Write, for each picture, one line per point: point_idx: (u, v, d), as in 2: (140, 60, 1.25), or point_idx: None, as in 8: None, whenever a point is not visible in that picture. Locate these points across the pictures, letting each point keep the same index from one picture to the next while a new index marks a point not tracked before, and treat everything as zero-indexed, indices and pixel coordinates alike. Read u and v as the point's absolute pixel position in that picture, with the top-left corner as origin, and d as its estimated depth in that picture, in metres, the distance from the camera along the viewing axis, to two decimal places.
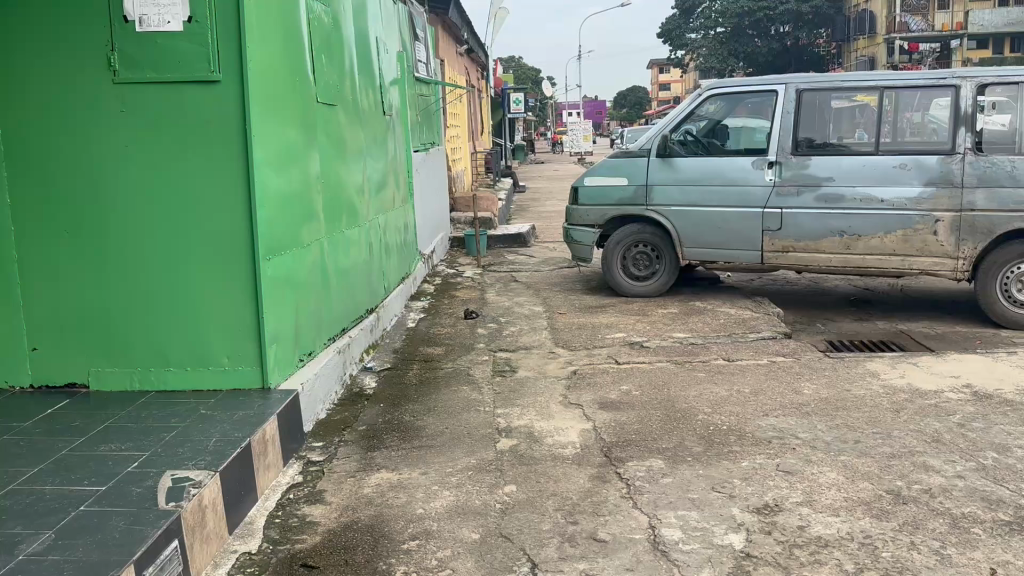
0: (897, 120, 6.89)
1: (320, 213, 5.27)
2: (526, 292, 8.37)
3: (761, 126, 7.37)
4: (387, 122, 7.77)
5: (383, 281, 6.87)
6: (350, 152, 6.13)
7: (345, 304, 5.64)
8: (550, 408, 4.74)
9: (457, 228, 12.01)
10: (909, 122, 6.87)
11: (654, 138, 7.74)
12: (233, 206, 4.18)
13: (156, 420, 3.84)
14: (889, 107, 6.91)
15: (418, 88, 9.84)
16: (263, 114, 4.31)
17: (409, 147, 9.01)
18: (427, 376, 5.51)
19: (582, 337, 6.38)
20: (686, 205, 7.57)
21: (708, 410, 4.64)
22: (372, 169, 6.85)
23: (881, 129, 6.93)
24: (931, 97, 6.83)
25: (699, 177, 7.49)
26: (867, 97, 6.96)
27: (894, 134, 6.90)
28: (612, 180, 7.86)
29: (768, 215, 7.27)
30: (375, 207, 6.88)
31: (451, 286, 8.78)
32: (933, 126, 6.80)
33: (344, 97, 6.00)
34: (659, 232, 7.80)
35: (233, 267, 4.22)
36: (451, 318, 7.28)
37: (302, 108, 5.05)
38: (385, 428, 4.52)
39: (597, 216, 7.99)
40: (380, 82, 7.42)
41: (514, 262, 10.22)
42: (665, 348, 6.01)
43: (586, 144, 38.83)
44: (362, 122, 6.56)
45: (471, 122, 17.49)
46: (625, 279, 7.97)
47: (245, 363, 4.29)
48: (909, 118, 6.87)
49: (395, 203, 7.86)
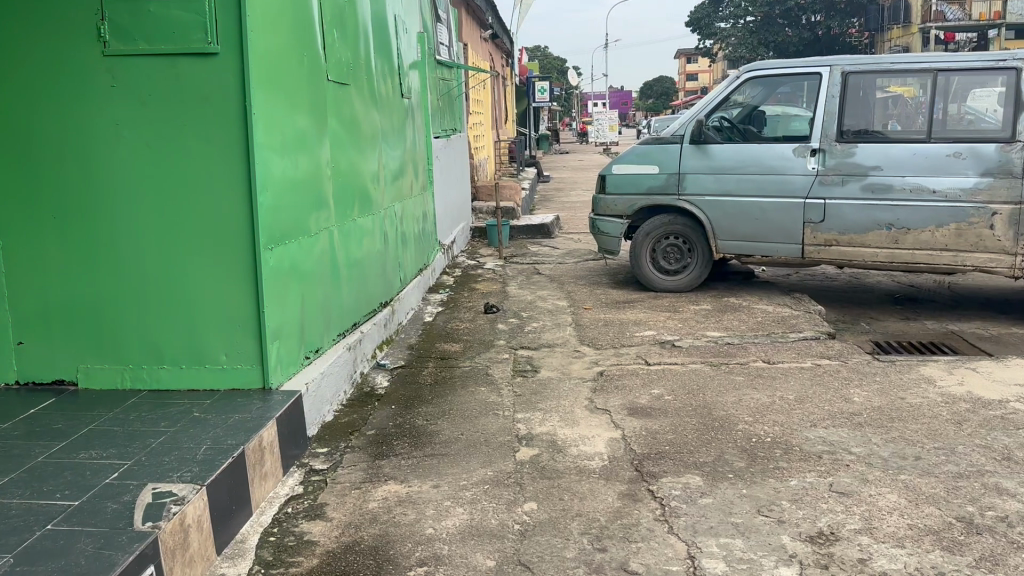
0: (936, 109, 6.43)
1: (331, 199, 4.92)
2: (550, 285, 7.98)
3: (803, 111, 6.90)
4: (406, 106, 7.40)
5: (399, 273, 6.51)
6: (366, 137, 5.77)
7: (357, 298, 5.27)
8: (575, 413, 4.36)
9: (478, 218, 11.65)
10: (946, 113, 6.41)
11: (687, 123, 7.29)
12: (232, 190, 3.83)
13: (144, 424, 3.50)
14: (926, 96, 6.47)
15: (440, 72, 9.45)
16: (266, 92, 3.95)
17: (429, 133, 8.62)
18: (443, 375, 5.15)
19: (610, 335, 5.98)
20: (722, 195, 7.11)
21: (749, 420, 4.23)
22: (389, 155, 6.49)
23: (915, 119, 6.50)
24: (976, 85, 6.35)
25: (736, 165, 7.03)
26: (904, 89, 6.55)
27: (928, 124, 6.46)
28: (642, 168, 7.42)
29: (810, 206, 6.81)
30: (392, 196, 6.52)
31: (472, 278, 8.41)
32: (971, 117, 6.36)
33: (359, 77, 5.63)
34: (691, 223, 7.36)
35: (232, 257, 3.87)
36: (471, 312, 6.91)
37: (312, 88, 4.69)
38: (395, 433, 4.16)
39: (626, 206, 7.55)
40: (399, 64, 7.05)
41: (537, 254, 9.82)
42: (699, 348, 5.60)
43: (612, 134, 38.28)
44: (379, 105, 6.20)
45: (494, 109, 17.07)
46: (655, 273, 7.54)
47: (244, 361, 3.94)
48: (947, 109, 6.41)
49: (413, 190, 7.49)
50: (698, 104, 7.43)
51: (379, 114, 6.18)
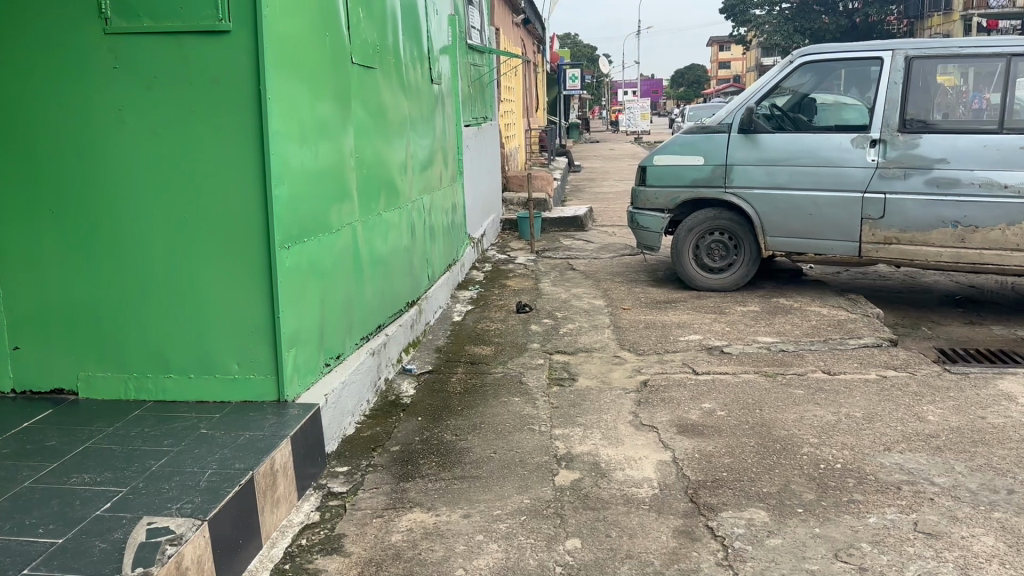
0: (977, 99, 6.03)
1: (354, 191, 4.55)
2: (585, 282, 7.57)
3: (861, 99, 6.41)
4: (436, 94, 7.02)
5: (426, 269, 6.13)
6: (393, 125, 5.40)
7: (382, 297, 4.92)
8: (618, 430, 3.97)
9: (509, 209, 11.26)
10: (989, 103, 5.98)
11: (735, 110, 6.81)
12: (244, 183, 3.47)
13: (146, 442, 3.17)
14: (967, 85, 6.10)
15: (471, 57, 9.05)
16: (283, 76, 3.58)
17: (460, 121, 8.23)
18: (473, 382, 4.77)
19: (652, 339, 5.56)
20: (772, 188, 6.64)
21: (815, 442, 3.83)
22: (417, 145, 6.11)
23: (955, 109, 6.10)
24: None
25: (788, 156, 6.55)
26: (945, 77, 6.16)
27: (969, 115, 6.05)
28: (686, 158, 6.96)
29: (869, 201, 6.32)
30: (420, 187, 6.14)
31: (503, 274, 8.03)
32: (1016, 107, 5.91)
33: (387, 62, 5.26)
34: (737, 218, 6.89)
35: (244, 256, 3.51)
36: (502, 311, 6.53)
37: (336, 72, 4.32)
38: (421, 450, 3.79)
39: (667, 199, 7.11)
40: (429, 49, 6.66)
41: (570, 248, 9.41)
42: (751, 357, 5.16)
43: (644, 123, 37.62)
44: (408, 92, 5.83)
45: (525, 97, 16.59)
46: (697, 270, 7.09)
47: (257, 371, 3.59)
48: (988, 99, 5.99)
49: (442, 182, 7.12)
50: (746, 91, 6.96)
51: (408, 101, 5.80)
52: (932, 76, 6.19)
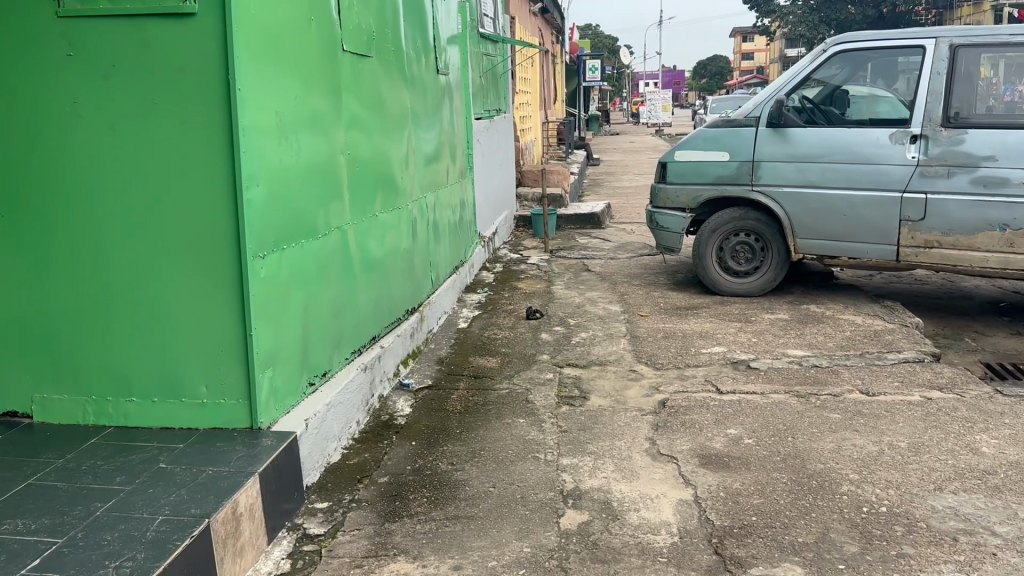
0: (1011, 92, 5.59)
1: (346, 192, 4.16)
2: (600, 285, 7.14)
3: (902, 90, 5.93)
4: (444, 86, 6.61)
5: (430, 273, 5.73)
6: (394, 119, 5.00)
7: (377, 306, 4.53)
8: (633, 461, 3.56)
9: (523, 205, 10.84)
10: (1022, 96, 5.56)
11: (764, 103, 6.34)
12: (212, 186, 3.08)
13: (96, 479, 2.80)
14: (998, 77, 5.64)
15: (483, 47, 8.62)
16: (259, 65, 3.19)
17: (470, 113, 7.81)
18: (475, 400, 4.37)
19: (671, 351, 5.13)
20: (803, 186, 6.17)
21: (855, 479, 3.40)
22: (421, 139, 5.71)
23: (987, 103, 5.64)
24: None
25: (821, 152, 6.08)
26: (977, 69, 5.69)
27: (1001, 108, 5.61)
28: (710, 153, 6.49)
29: (909, 202, 5.83)
30: (423, 185, 5.74)
31: (514, 275, 7.62)
32: None
33: (387, 52, 4.85)
34: (765, 218, 6.41)
35: (213, 268, 3.14)
36: (511, 317, 6.12)
37: (326, 61, 3.92)
38: (412, 482, 3.39)
39: (689, 197, 6.65)
40: (436, 37, 6.24)
41: (586, 247, 8.98)
42: (780, 373, 4.72)
43: (664, 115, 37.06)
44: (412, 84, 5.43)
45: (543, 89, 16.15)
46: (721, 274, 6.63)
47: (227, 395, 3.21)
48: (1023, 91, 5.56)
49: (449, 177, 6.72)
50: (774, 82, 6.49)
51: (411, 93, 5.40)
52: (967, 67, 5.73)
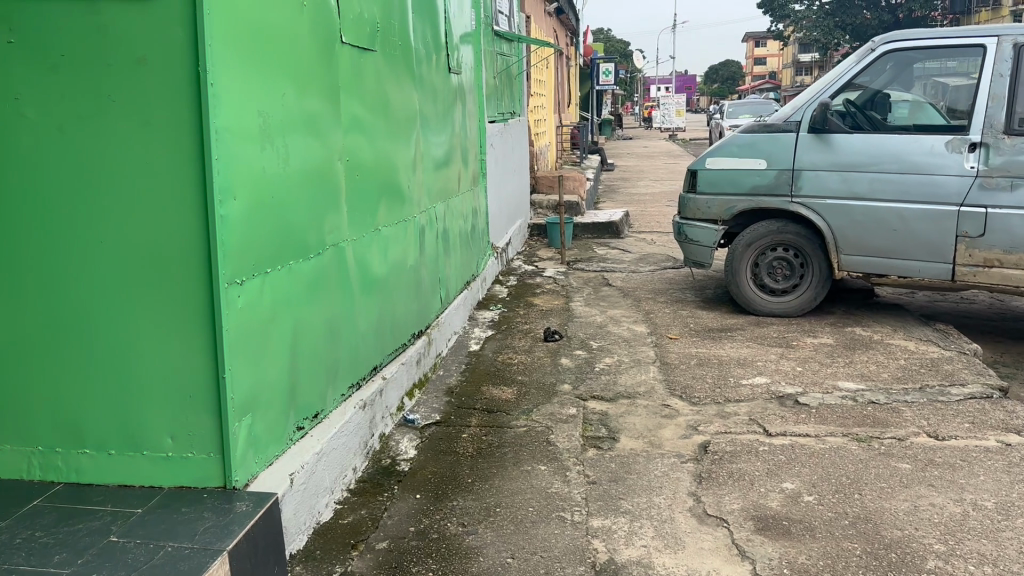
0: None
1: (347, 204, 3.66)
2: (623, 302, 6.62)
3: (962, 95, 5.37)
4: (456, 86, 6.10)
5: (439, 290, 5.22)
6: (401, 121, 4.50)
7: (380, 331, 4.02)
8: (677, 523, 3.03)
9: (537, 213, 10.34)
10: None
11: (805, 108, 5.80)
12: (181, 199, 2.59)
13: (29, 559, 2.33)
14: None
15: (498, 46, 8.11)
16: (236, 57, 2.69)
17: (483, 116, 7.30)
18: (489, 440, 3.84)
19: (707, 383, 4.59)
20: (849, 198, 5.63)
21: (943, 551, 2.86)
22: (431, 143, 5.20)
23: None
24: None
25: (869, 161, 5.54)
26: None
27: None
28: (745, 161, 5.96)
29: (967, 216, 5.27)
30: (433, 193, 5.23)
31: (529, 290, 7.10)
32: None
33: (395, 46, 4.34)
34: (805, 232, 5.86)
35: (182, 297, 2.64)
36: (528, 338, 5.59)
37: (324, 54, 3.42)
38: (414, 550, 2.87)
39: (722, 208, 6.11)
40: (449, 35, 5.74)
41: (605, 259, 8.45)
42: (833, 412, 4.18)
43: (678, 120, 36.51)
44: (422, 83, 4.92)
45: (557, 91, 15.62)
46: (756, 292, 6.08)
47: (197, 447, 2.72)
48: None
49: (461, 184, 6.21)
50: (816, 84, 5.95)
51: (420, 93, 4.88)
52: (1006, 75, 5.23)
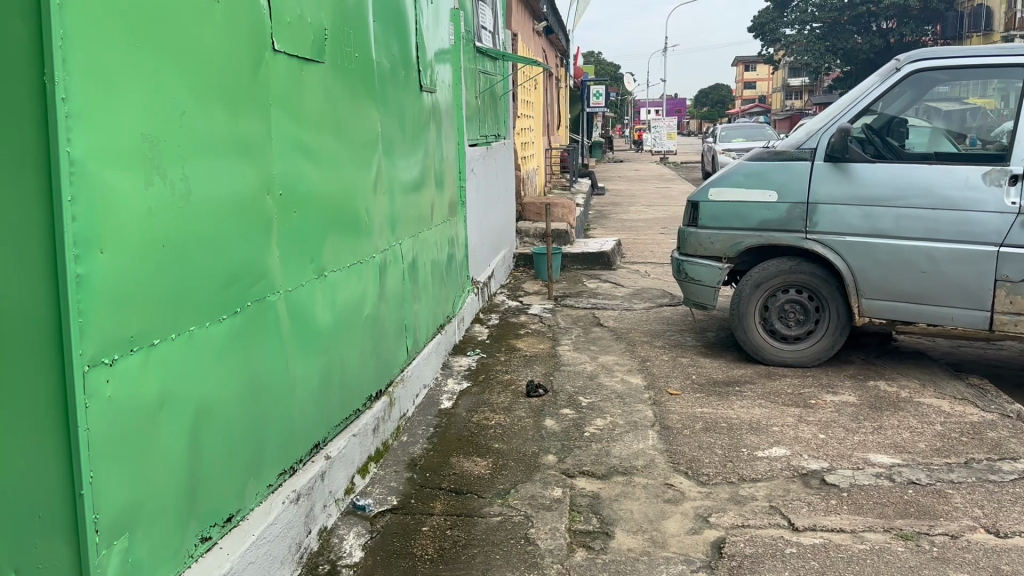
0: None
1: (282, 246, 2.97)
2: (616, 346, 5.94)
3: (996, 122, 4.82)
4: (430, 105, 5.44)
5: (405, 338, 4.53)
6: (358, 145, 3.82)
7: (324, 398, 3.32)
8: None
9: (524, 242, 9.68)
10: None
11: (822, 133, 5.17)
12: (25, 253, 1.91)
13: None
14: None
15: (480, 63, 7.49)
16: (109, 63, 2.01)
17: (462, 138, 6.65)
18: (454, 535, 3.14)
19: (717, 455, 3.90)
20: (871, 235, 4.99)
21: None
22: (397, 169, 4.52)
23: None
24: None
25: (894, 194, 4.91)
26: None
27: None
28: (753, 192, 5.33)
29: (1008, 257, 4.64)
30: (400, 225, 4.55)
31: (512, 331, 6.42)
32: None
33: (351, 58, 3.67)
34: (821, 272, 5.21)
35: (27, 386, 1.96)
36: (508, 391, 4.90)
37: (250, 62, 2.73)
38: None
39: (727, 244, 5.46)
40: (422, 50, 5.11)
41: (596, 294, 7.78)
42: (869, 497, 3.50)
43: (670, 142, 36.09)
44: (385, 101, 4.24)
45: (546, 113, 15.03)
46: (765, 338, 5.41)
47: None
48: None
49: (435, 213, 5.54)
50: (833, 107, 5.33)
51: (383, 112, 4.20)
52: (1012, 88, 4.77)
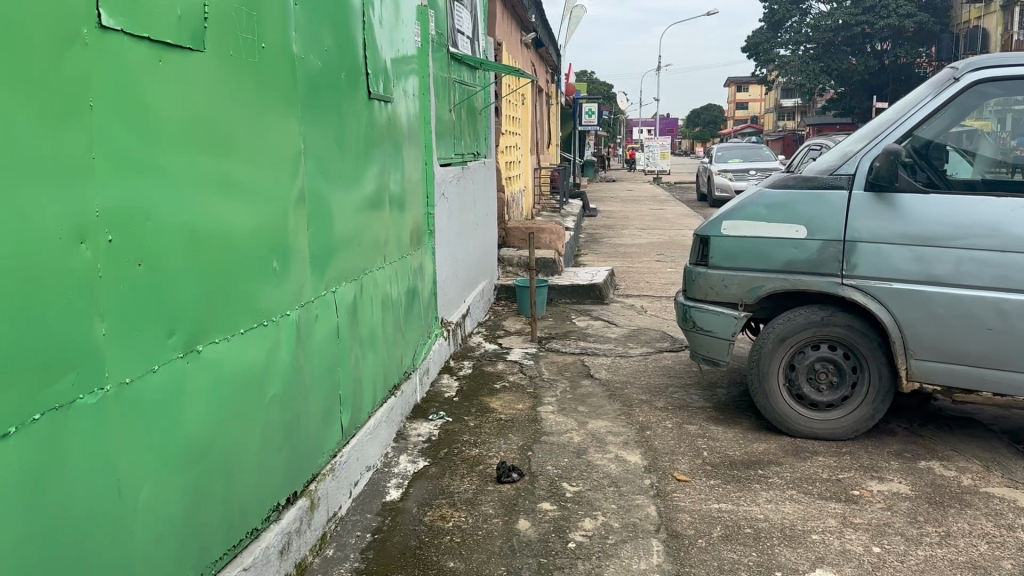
0: None
1: (114, 316, 2.00)
2: (609, 407, 4.97)
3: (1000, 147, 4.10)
4: (386, 117, 4.49)
5: (340, 411, 3.54)
6: (270, 165, 2.86)
7: (196, 523, 2.34)
8: None
9: (506, 272, 8.73)
10: None
11: (858, 161, 4.26)
12: None
13: None
14: None
15: (455, 72, 6.57)
16: None
17: (432, 156, 5.71)
18: None
19: None
20: (924, 282, 4.06)
21: None
22: (334, 196, 3.54)
23: None
24: None
25: (952, 232, 3.99)
26: None
27: None
28: (777, 226, 4.41)
29: None
30: (338, 266, 3.58)
31: (487, 384, 5.43)
32: None
33: (257, 48, 2.73)
34: (860, 324, 4.27)
35: None
36: (473, 473, 3.90)
37: (52, 36, 1.77)
38: None
39: (745, 288, 4.52)
40: (373, 52, 4.17)
41: (586, 336, 6.80)
42: None
43: (662, 161, 35.23)
44: (312, 109, 3.27)
45: (535, 130, 14.11)
46: (791, 404, 4.44)
47: None
48: None
49: (391, 248, 4.56)
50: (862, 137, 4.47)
51: (309, 123, 3.23)
52: (1009, 110, 4.10)
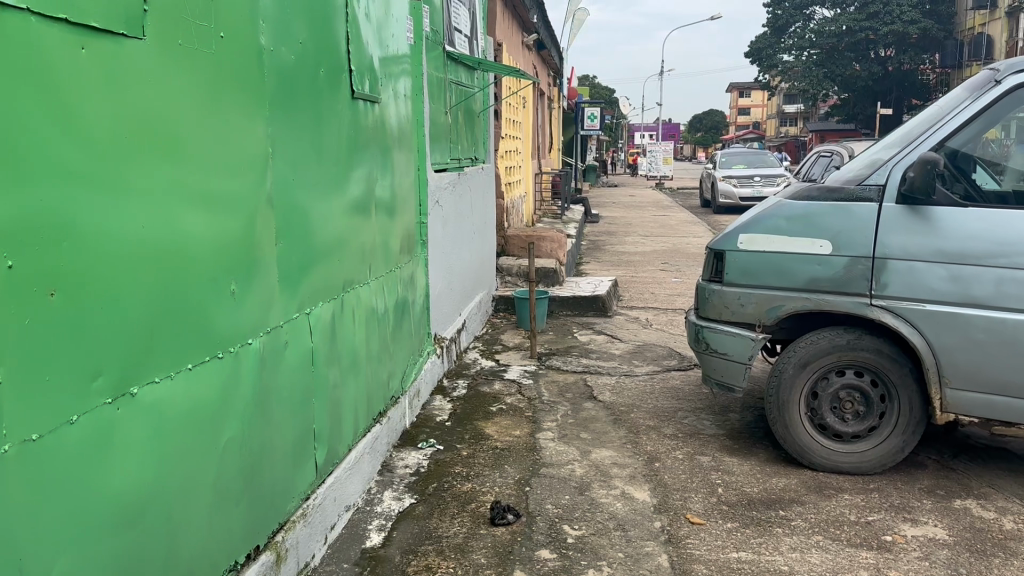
0: None
1: (16, 357, 1.63)
2: (614, 434, 4.59)
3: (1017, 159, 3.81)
4: (373, 118, 4.12)
5: (315, 446, 3.17)
6: (230, 172, 2.49)
7: None
8: None
9: (505, 282, 8.35)
10: None
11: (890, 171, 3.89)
12: None
13: None
14: None
15: (451, 73, 6.21)
16: None
17: (426, 161, 5.34)
18: None
19: None
20: (961, 304, 3.69)
21: None
22: (310, 207, 3.17)
23: None
24: None
25: (992, 249, 3.62)
26: None
27: None
28: (799, 240, 4.04)
29: None
30: (314, 284, 3.21)
31: (481, 407, 5.05)
32: None
33: (213, 39, 2.36)
34: (889, 349, 3.90)
35: None
36: (463, 514, 3.53)
37: None
38: None
39: (763, 308, 4.14)
40: (357, 46, 3.80)
41: (589, 352, 6.42)
42: None
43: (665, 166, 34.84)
44: (283, 109, 2.90)
45: (536, 134, 13.75)
46: (814, 435, 4.06)
47: None
48: None
49: (378, 261, 4.19)
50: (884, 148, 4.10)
51: (279, 124, 2.86)
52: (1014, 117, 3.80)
